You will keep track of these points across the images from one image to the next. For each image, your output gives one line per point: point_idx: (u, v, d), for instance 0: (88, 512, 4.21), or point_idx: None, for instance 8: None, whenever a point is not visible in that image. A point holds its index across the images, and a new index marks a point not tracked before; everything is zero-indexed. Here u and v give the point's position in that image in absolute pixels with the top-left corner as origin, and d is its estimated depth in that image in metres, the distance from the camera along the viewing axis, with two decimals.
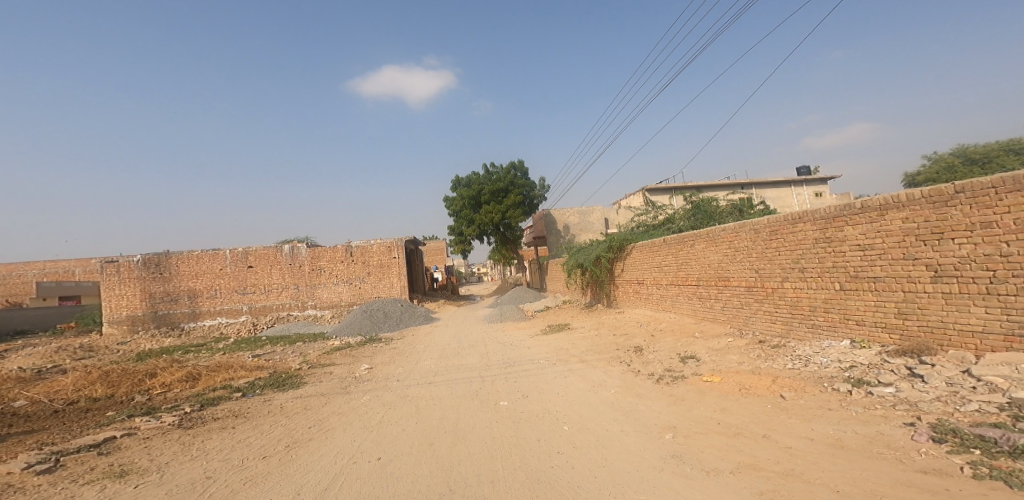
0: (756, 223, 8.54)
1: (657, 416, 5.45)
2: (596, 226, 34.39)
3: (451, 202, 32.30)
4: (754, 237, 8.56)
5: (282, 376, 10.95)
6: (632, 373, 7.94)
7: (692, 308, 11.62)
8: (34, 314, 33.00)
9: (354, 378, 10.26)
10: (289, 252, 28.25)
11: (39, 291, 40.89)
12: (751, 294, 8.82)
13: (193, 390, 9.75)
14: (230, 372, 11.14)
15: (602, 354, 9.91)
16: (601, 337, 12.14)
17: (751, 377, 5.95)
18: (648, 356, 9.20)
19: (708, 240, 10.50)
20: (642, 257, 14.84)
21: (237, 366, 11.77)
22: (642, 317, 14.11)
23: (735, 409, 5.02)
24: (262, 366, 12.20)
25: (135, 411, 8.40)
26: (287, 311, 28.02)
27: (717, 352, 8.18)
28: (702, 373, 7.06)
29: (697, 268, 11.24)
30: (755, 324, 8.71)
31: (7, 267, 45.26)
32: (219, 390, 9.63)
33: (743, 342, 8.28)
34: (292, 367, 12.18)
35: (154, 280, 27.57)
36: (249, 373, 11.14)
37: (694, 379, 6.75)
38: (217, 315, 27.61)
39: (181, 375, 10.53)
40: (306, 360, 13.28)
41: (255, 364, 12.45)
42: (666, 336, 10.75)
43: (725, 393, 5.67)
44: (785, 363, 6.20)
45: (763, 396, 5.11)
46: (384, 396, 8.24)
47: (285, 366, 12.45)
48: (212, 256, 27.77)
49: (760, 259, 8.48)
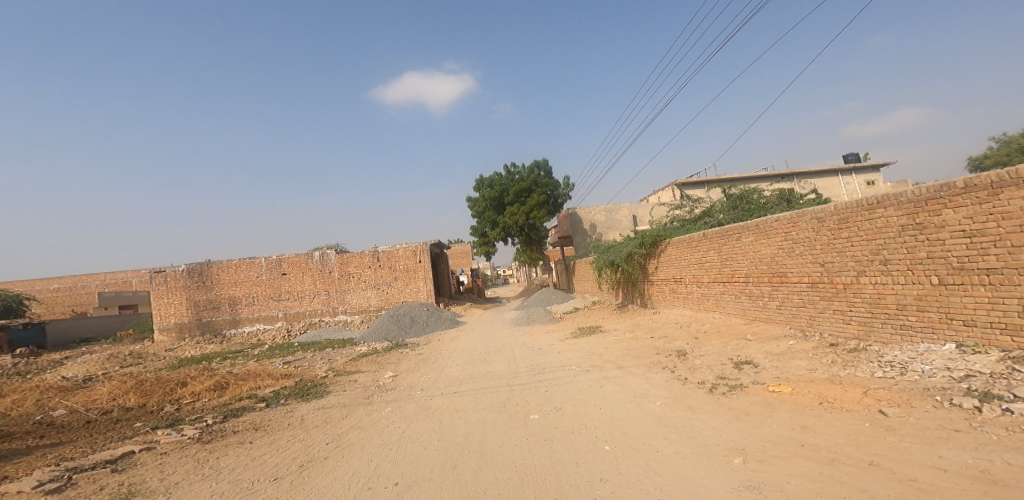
0: (822, 211, 7.70)
1: (719, 433, 4.66)
2: (624, 224, 33.30)
3: (474, 203, 31.83)
4: (819, 227, 7.72)
5: (308, 385, 10.48)
6: (679, 380, 7.19)
7: (739, 307, 10.68)
8: (96, 323, 34.29)
9: (379, 387, 9.74)
10: (320, 258, 28.32)
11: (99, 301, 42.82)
12: (817, 292, 7.99)
13: (220, 400, 9.33)
14: (258, 380, 10.75)
15: (642, 359, 9.15)
16: (638, 340, 11.32)
17: (832, 389, 5.29)
18: (695, 361, 8.41)
19: (758, 232, 9.60)
20: (678, 254, 13.92)
21: (264, 374, 11.37)
22: (681, 317, 13.17)
23: (822, 430, 4.28)
24: (290, 374, 11.86)
25: (160, 421, 7.95)
26: (320, 317, 28.06)
27: (779, 358, 7.35)
28: (764, 382, 6.28)
29: (745, 262, 10.32)
30: (822, 325, 7.90)
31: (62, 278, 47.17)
32: (244, 400, 9.18)
33: (812, 347, 7.45)
34: (320, 375, 11.78)
35: (197, 289, 28.09)
36: (276, 382, 10.71)
37: (757, 390, 5.98)
38: (254, 322, 27.92)
39: (211, 383, 10.13)
40: (333, 368, 12.83)
41: (283, 372, 12.14)
42: (713, 339, 9.88)
43: (802, 408, 4.92)
44: (874, 370, 5.66)
45: (857, 413, 4.54)
46: (405, 407, 7.68)
47: (312, 374, 12.08)
48: (249, 264, 28.10)
49: (827, 252, 7.68)
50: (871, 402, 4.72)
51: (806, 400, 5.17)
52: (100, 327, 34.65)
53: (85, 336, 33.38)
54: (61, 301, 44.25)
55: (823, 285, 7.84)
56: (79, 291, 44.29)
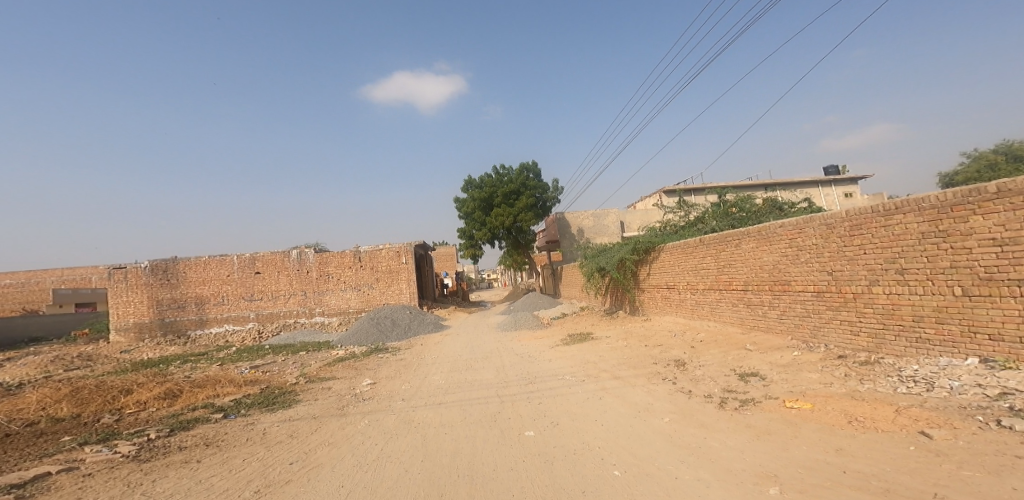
0: (830, 216, 7.27)
1: (744, 458, 4.10)
2: (612, 229, 32.99)
3: (463, 203, 31.14)
4: (827, 234, 7.32)
5: (273, 393, 9.68)
6: (683, 392, 6.65)
7: (737, 315, 10.25)
8: (46, 321, 32.34)
9: (353, 396, 9.01)
10: (297, 257, 27.27)
11: (54, 299, 40.70)
12: (822, 301, 7.58)
13: (169, 410, 8.49)
14: (216, 387, 9.89)
15: (638, 369, 8.60)
16: (632, 348, 10.79)
17: (860, 406, 4.78)
18: (696, 371, 7.89)
19: (760, 238, 9.20)
20: (673, 260, 13.51)
21: (225, 380, 10.51)
22: (674, 325, 12.72)
23: (862, 454, 3.77)
24: (255, 380, 11.00)
25: (92, 436, 7.10)
26: (295, 318, 26.97)
27: (787, 369, 6.88)
28: (777, 396, 5.79)
29: (744, 269, 9.91)
30: (828, 335, 7.47)
31: (24, 273, 44.76)
32: (196, 411, 8.36)
33: (818, 359, 6.99)
34: (288, 382, 10.96)
35: (161, 287, 26.74)
36: (237, 389, 9.88)
37: (771, 404, 5.48)
38: (224, 323, 26.68)
39: (160, 391, 9.26)
40: (303, 374, 12.01)
41: (247, 378, 11.25)
42: (711, 348, 9.39)
43: (831, 428, 4.40)
44: (896, 387, 5.19)
45: (895, 434, 4.03)
46: (386, 420, 7.01)
47: (279, 380, 11.27)
48: (220, 262, 26.88)
49: (835, 259, 7.24)
50: (908, 423, 4.21)
51: (832, 418, 4.65)
52: (53, 325, 32.94)
53: (37, 335, 31.65)
54: (14, 297, 41.80)
55: (829, 294, 7.41)
56: (31, 287, 42.20)
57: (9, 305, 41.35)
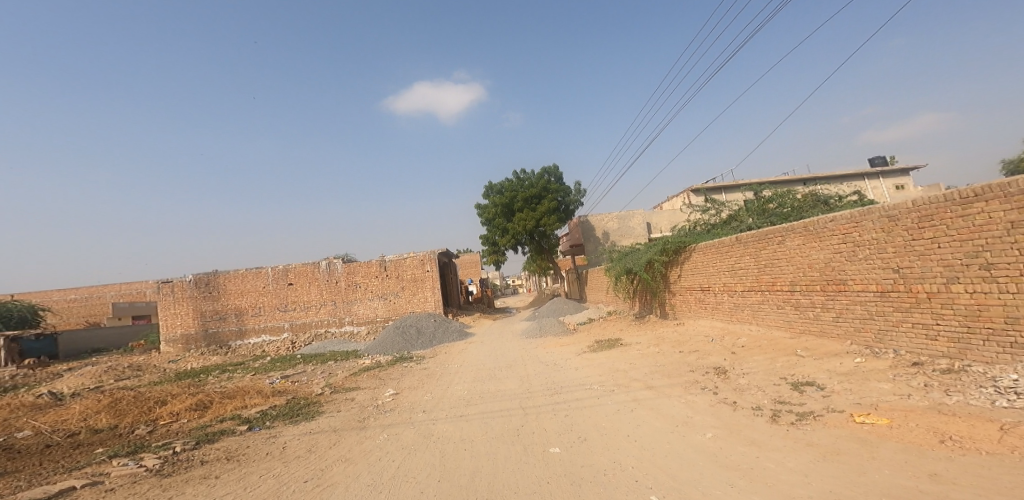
0: (894, 206, 6.73)
1: (814, 486, 3.57)
2: (638, 231, 32.11)
3: (484, 209, 30.90)
4: (891, 227, 6.77)
5: (299, 404, 9.49)
6: (726, 404, 6.08)
7: (783, 319, 9.57)
8: (107, 334, 33.70)
9: (375, 407, 8.71)
10: (327, 268, 27.57)
11: (113, 312, 42.70)
12: (888, 302, 6.99)
13: (199, 421, 8.39)
14: (246, 399, 9.80)
15: (675, 377, 8.05)
16: (666, 355, 10.20)
17: (954, 423, 4.37)
18: (740, 380, 7.30)
19: (807, 234, 8.55)
20: (706, 261, 12.82)
21: (254, 391, 10.41)
22: (710, 330, 12.04)
23: (967, 482, 3.37)
24: (283, 391, 10.89)
25: (123, 448, 7.02)
26: (326, 328, 27.20)
27: (848, 379, 6.27)
28: (841, 409, 5.21)
29: (789, 268, 9.24)
30: (897, 340, 6.87)
31: (76, 289, 46.86)
32: (224, 422, 8.22)
33: (887, 366, 6.41)
34: (314, 392, 10.79)
35: (204, 299, 27.46)
36: (265, 400, 9.74)
37: (835, 419, 4.91)
38: (260, 333, 27.14)
39: (192, 402, 9.21)
40: (330, 384, 11.83)
41: (276, 389, 11.16)
42: (755, 354, 8.77)
43: (918, 449, 3.99)
44: (996, 400, 4.67)
45: (1004, 457, 3.63)
46: (405, 434, 6.66)
47: (306, 390, 11.11)
48: (256, 274, 27.43)
49: (902, 255, 6.68)
50: (1020, 444, 3.77)
51: (919, 437, 4.20)
52: (113, 337, 34.28)
53: (98, 347, 32.97)
54: (74, 311, 43.71)
55: (897, 294, 6.83)
56: (93, 302, 44.23)
57: (70, 318, 43.36)
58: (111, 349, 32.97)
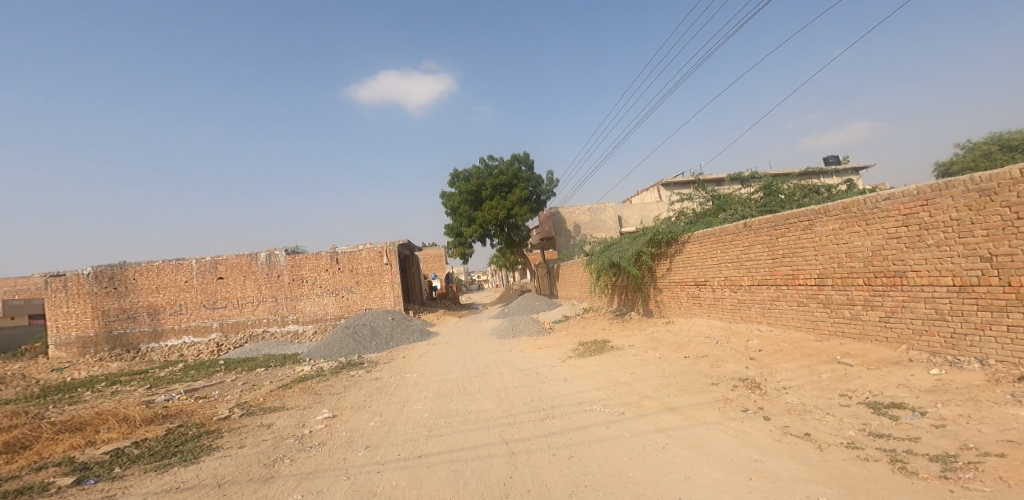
0: (987, 178, 5.20)
1: None
2: (609, 225, 30.78)
3: (449, 198, 28.64)
4: (984, 205, 5.24)
5: (181, 437, 7.12)
6: (802, 437, 4.40)
7: (805, 318, 8.05)
8: None
9: (294, 442, 6.49)
10: (266, 260, 24.45)
11: (5, 310, 37.39)
12: (969, 299, 5.48)
13: (5, 473, 5.91)
14: (97, 432, 7.35)
15: (695, 395, 6.30)
16: (669, 362, 8.48)
17: None
18: (790, 398, 5.64)
19: (849, 218, 7.00)
20: (704, 252, 11.30)
21: (119, 415, 7.91)
22: (710, 330, 10.50)
23: None
24: (169, 417, 8.40)
25: None
26: (264, 327, 24.18)
27: (950, 400, 4.75)
28: (997, 453, 3.58)
29: (817, 259, 7.70)
30: (979, 347, 5.39)
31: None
32: (41, 473, 5.85)
33: (987, 382, 4.92)
34: (217, 417, 8.36)
35: (107, 296, 23.68)
36: (128, 433, 7.28)
37: (1009, 470, 3.25)
38: (185, 334, 23.80)
39: (4, 441, 6.64)
40: (242, 403, 9.40)
41: (162, 413, 8.63)
42: (783, 362, 7.14)
43: None
44: None
45: None
46: (332, 494, 4.54)
47: (207, 414, 8.66)
48: (176, 267, 23.95)
49: (997, 239, 5.17)
50: None
51: None
52: (4, 338, 29.69)
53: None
54: None
55: (986, 289, 5.31)
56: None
57: None
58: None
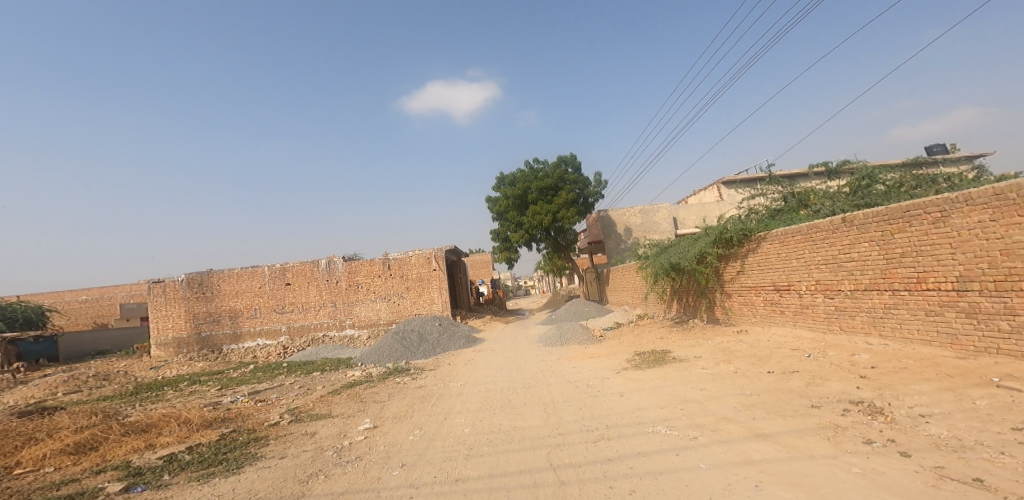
0: None
1: None
2: (663, 227, 29.13)
3: (495, 202, 28.16)
4: None
5: (232, 443, 6.83)
6: (980, 490, 3.33)
7: (940, 330, 6.79)
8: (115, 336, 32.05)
9: (332, 455, 6.00)
10: (327, 266, 25.08)
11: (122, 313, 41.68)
12: None
13: (64, 475, 5.85)
14: (160, 434, 7.25)
15: (794, 419, 5.23)
16: (750, 377, 7.34)
17: None
18: (937, 432, 4.49)
19: (1003, 208, 5.83)
20: (787, 253, 10.05)
21: (180, 417, 7.80)
22: (798, 342, 9.19)
23: None
24: (225, 420, 8.24)
25: None
26: (325, 332, 24.74)
27: None
28: None
29: (955, 258, 6.51)
30: None
31: (98, 289, 45.25)
32: (98, 477, 5.70)
33: None
34: (268, 422, 8.10)
35: (198, 301, 25.14)
36: (185, 437, 7.09)
37: None
38: (256, 337, 24.83)
39: (72, 441, 6.67)
40: (293, 408, 9.13)
41: (221, 416, 8.51)
42: (910, 383, 5.89)
43: None
44: None
45: None
46: None
47: (260, 418, 8.42)
48: (251, 273, 25.05)
49: None
50: None
51: None
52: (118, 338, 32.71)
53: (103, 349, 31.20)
54: (87, 312, 41.99)
55: None
56: (103, 302, 42.45)
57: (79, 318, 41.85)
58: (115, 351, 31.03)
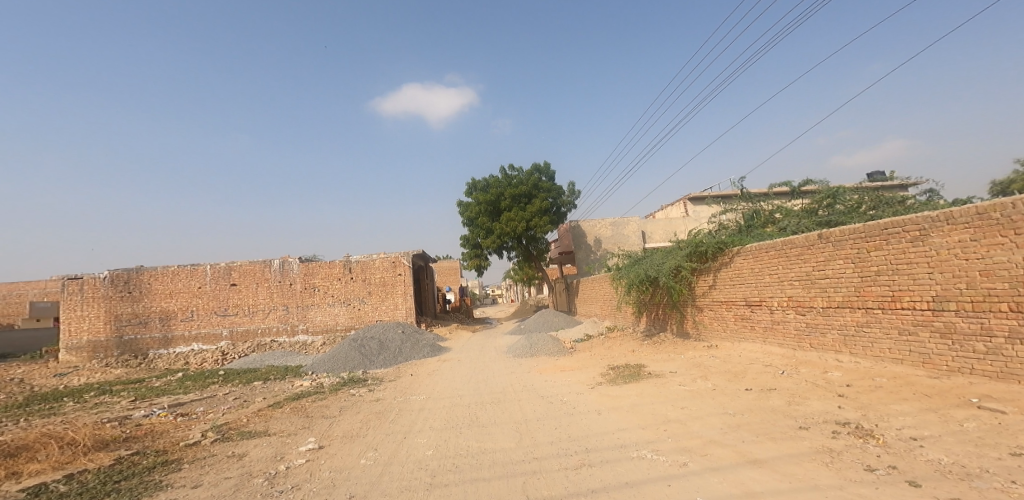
0: None
1: None
2: (632, 240, 29.25)
3: (467, 208, 27.47)
4: None
5: (127, 468, 5.96)
6: None
7: (913, 350, 6.46)
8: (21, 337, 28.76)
9: (263, 483, 5.15)
10: (279, 267, 23.58)
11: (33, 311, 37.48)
12: None
13: None
14: (38, 458, 6.26)
15: (784, 443, 4.79)
16: (728, 395, 6.95)
17: None
18: (936, 458, 4.07)
19: (984, 225, 5.53)
20: (760, 267, 9.81)
21: (66, 437, 6.80)
22: (770, 358, 8.94)
23: None
24: (126, 442, 7.23)
25: None
26: (273, 337, 23.15)
27: None
28: None
29: (932, 278, 6.20)
30: None
31: (9, 285, 41.24)
32: None
33: None
34: (185, 441, 7.12)
35: (121, 301, 23.00)
36: (65, 463, 6.20)
37: None
38: (193, 342, 22.96)
39: None
40: (219, 424, 8.10)
41: (128, 437, 7.43)
42: (892, 403, 5.60)
43: None
44: None
45: None
46: None
47: (175, 437, 7.40)
48: (190, 272, 23.21)
49: None
50: None
51: None
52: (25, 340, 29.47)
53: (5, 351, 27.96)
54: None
55: None
56: (9, 300, 38.54)
57: None
58: (20, 352, 27.81)
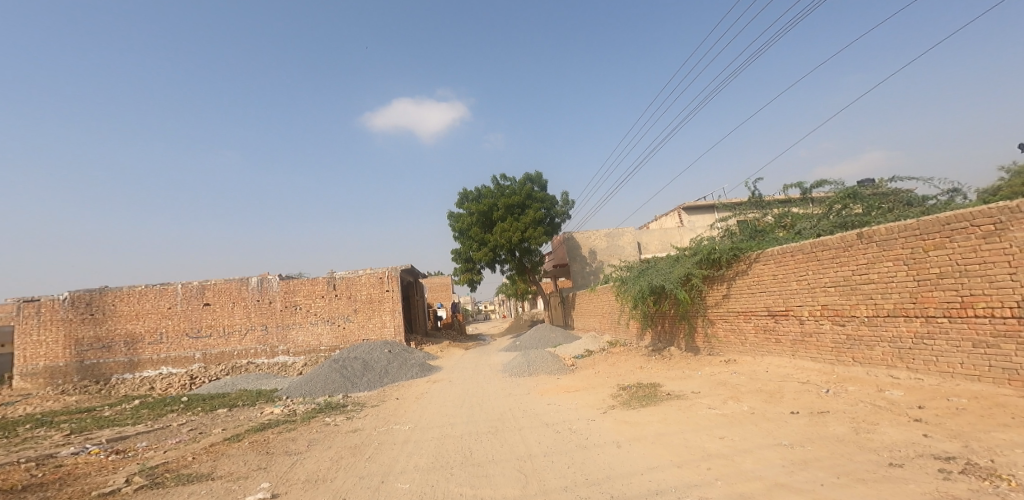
0: None
1: None
2: (628, 252, 28.23)
3: (458, 219, 26.39)
4: None
5: None
6: None
7: (996, 365, 5.39)
8: None
9: None
10: (258, 285, 22.13)
11: None
12: None
13: None
14: None
15: (882, 486, 3.68)
16: (775, 420, 5.82)
17: None
18: None
19: None
20: (784, 274, 8.76)
21: None
22: (806, 375, 7.84)
23: None
24: (24, 491, 5.82)
25: None
26: (250, 359, 21.57)
27: None
28: None
29: (1016, 281, 5.16)
30: None
31: None
32: None
33: None
34: (102, 490, 5.75)
35: (83, 324, 21.30)
36: None
37: None
38: (161, 366, 21.31)
39: None
40: (153, 465, 6.71)
41: (26, 485, 6.03)
42: (995, 431, 4.53)
43: None
44: None
45: None
46: None
47: (89, 485, 6.01)
48: (160, 291, 21.71)
49: None
50: None
51: None
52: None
53: None
54: None
55: None
56: None
57: None
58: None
